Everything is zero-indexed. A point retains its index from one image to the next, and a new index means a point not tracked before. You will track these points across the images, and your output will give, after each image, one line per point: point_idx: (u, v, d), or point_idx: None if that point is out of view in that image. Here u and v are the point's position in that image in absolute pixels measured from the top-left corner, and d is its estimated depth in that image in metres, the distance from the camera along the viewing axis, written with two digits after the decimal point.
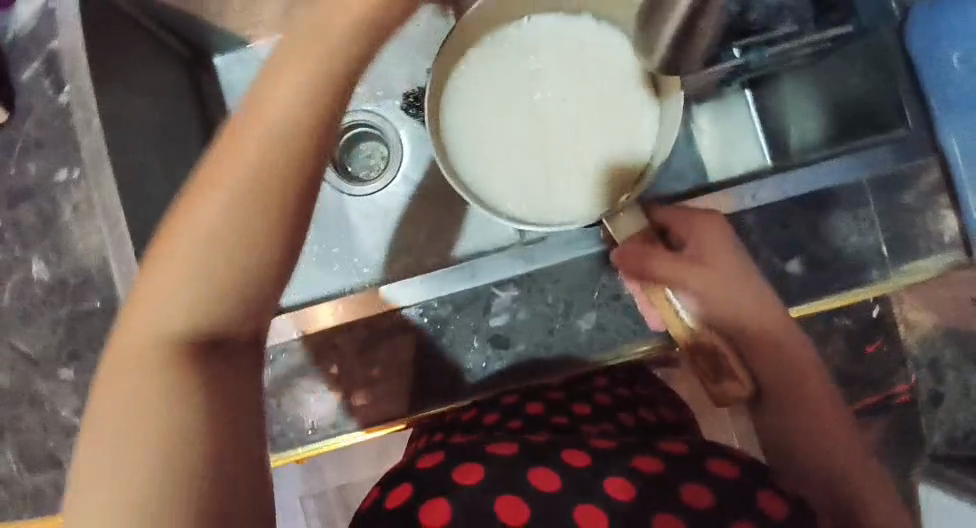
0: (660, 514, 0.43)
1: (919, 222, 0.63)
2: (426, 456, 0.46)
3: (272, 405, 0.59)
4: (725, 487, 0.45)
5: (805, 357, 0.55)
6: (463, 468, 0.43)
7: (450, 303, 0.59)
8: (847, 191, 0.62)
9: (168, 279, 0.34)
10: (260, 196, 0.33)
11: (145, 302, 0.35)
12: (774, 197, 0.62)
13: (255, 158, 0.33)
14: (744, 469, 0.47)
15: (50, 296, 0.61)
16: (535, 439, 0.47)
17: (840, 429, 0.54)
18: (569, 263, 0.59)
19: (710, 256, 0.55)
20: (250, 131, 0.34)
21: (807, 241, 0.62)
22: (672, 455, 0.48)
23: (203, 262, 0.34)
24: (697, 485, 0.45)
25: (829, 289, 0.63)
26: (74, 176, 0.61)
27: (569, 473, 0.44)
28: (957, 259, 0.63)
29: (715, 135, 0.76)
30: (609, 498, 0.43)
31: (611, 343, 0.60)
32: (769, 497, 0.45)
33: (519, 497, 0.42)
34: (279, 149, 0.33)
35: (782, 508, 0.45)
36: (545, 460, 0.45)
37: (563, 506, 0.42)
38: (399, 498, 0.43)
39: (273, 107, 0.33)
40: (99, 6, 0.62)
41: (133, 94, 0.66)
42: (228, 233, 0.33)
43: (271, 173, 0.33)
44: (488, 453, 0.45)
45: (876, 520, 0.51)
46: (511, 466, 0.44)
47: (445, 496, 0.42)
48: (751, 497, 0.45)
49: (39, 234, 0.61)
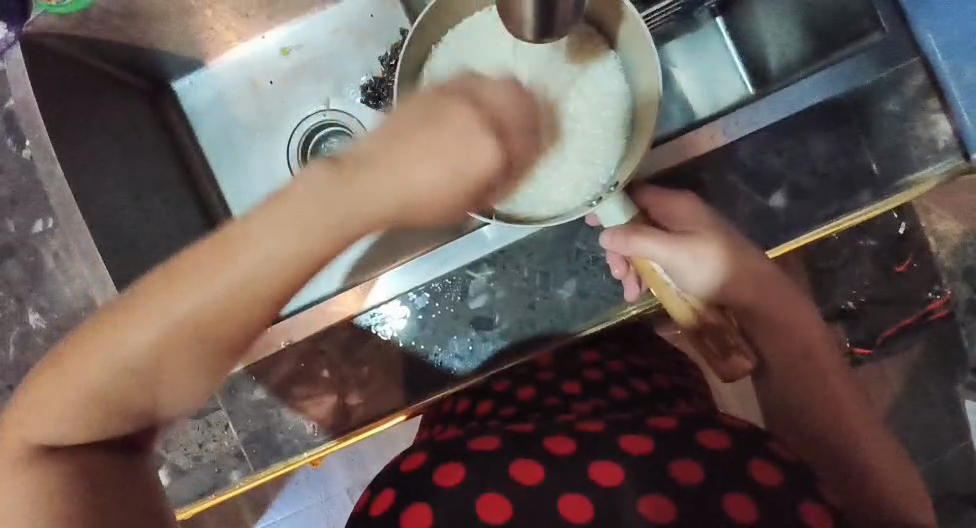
0: (648, 496, 0.41)
1: (908, 131, 0.59)
2: (409, 456, 0.46)
3: (273, 415, 0.61)
4: (716, 462, 0.43)
5: (795, 308, 0.53)
6: (443, 469, 0.43)
7: (427, 292, 0.58)
8: (824, 111, 0.59)
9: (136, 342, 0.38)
10: (239, 307, 0.37)
11: (112, 339, 0.38)
12: (748, 128, 0.59)
13: (244, 276, 0.36)
14: (732, 439, 0.45)
15: (50, 344, 0.63)
16: (518, 428, 0.46)
17: (834, 373, 0.51)
18: (539, 235, 0.58)
19: (691, 228, 0.52)
20: (261, 250, 0.36)
21: (787, 171, 0.60)
22: (660, 429, 0.45)
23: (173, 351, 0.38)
24: (685, 460, 0.43)
25: (820, 219, 0.60)
26: (50, 226, 0.63)
27: (553, 460, 0.42)
28: (957, 164, 0.59)
29: (693, 73, 0.76)
30: (593, 482, 0.42)
31: (595, 308, 0.59)
32: (761, 466, 0.43)
33: (498, 490, 0.41)
34: (277, 274, 0.37)
35: (775, 475, 0.42)
36: (528, 449, 0.43)
37: (547, 497, 0.41)
38: (385, 502, 0.43)
39: (307, 219, 0.36)
40: (40, 56, 0.65)
41: (93, 135, 0.68)
42: (179, 338, 0.37)
43: (270, 281, 0.37)
44: (469, 450, 0.44)
45: (882, 468, 0.48)
46: (489, 462, 0.42)
47: (427, 501, 0.41)
48: (740, 467, 0.43)
49: (28, 287, 0.63)
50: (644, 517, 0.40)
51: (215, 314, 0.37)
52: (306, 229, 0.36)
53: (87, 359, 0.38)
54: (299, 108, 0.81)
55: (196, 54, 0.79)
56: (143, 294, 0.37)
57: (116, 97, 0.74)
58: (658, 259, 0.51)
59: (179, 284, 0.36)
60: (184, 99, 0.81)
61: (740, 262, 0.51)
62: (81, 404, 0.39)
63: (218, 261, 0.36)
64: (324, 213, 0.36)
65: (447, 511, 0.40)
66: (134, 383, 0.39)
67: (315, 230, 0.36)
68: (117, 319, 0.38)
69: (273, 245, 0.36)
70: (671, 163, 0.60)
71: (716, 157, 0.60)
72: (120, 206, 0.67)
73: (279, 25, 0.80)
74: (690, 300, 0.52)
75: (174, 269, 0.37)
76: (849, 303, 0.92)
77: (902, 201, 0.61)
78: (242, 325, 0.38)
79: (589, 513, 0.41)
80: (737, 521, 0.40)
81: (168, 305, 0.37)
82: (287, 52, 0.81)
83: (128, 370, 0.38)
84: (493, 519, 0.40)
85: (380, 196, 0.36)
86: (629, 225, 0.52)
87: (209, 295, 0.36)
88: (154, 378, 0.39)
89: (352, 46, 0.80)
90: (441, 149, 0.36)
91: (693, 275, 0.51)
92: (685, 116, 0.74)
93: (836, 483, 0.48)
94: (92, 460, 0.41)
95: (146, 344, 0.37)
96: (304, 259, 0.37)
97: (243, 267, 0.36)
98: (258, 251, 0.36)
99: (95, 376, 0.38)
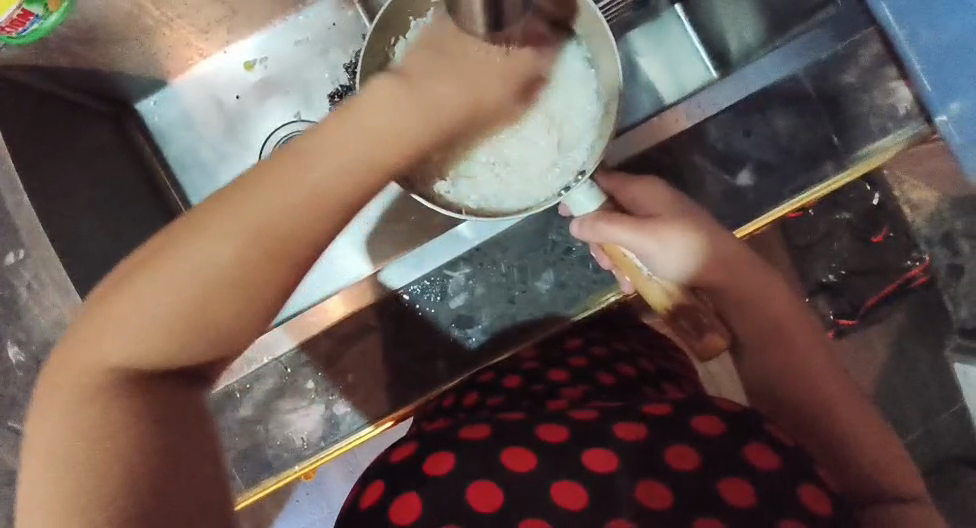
0: (644, 482, 0.42)
1: (866, 100, 0.60)
2: (399, 449, 0.46)
3: (261, 431, 0.61)
4: (710, 445, 0.43)
5: (772, 283, 0.53)
6: (434, 458, 0.43)
7: (407, 294, 0.59)
8: (782, 86, 0.60)
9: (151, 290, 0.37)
10: (328, 211, 0.39)
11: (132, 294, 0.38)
12: (710, 109, 0.60)
13: (336, 170, 0.39)
14: (729, 424, 0.45)
15: (31, 378, 0.62)
16: (510, 416, 0.46)
17: (813, 348, 0.52)
18: (518, 225, 0.58)
19: (659, 214, 0.53)
20: (293, 188, 0.38)
21: (750, 149, 0.61)
22: (656, 415, 0.45)
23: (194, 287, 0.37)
24: (680, 447, 0.43)
25: (786, 194, 0.61)
26: (20, 257, 0.61)
27: (546, 448, 0.43)
28: (916, 130, 0.60)
29: (657, 59, 0.76)
30: (589, 470, 0.42)
31: (576, 298, 0.59)
32: (757, 449, 0.43)
33: (494, 483, 0.41)
34: (380, 156, 0.40)
35: (771, 459, 0.43)
36: (520, 439, 0.43)
37: (539, 488, 0.41)
38: (374, 495, 0.43)
39: (350, 148, 0.39)
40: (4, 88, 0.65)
41: (59, 163, 0.67)
42: (200, 282, 0.37)
43: (310, 211, 0.38)
44: (460, 439, 0.44)
45: (856, 437, 0.49)
46: (485, 453, 0.43)
47: (416, 490, 0.41)
48: (738, 452, 0.43)
49: (5, 321, 0.62)
50: (642, 503, 0.41)
51: (310, 213, 0.38)
52: (405, 122, 0.41)
53: (188, 256, 0.38)
54: (267, 121, 0.81)
55: (161, 76, 0.79)
56: (226, 196, 0.38)
57: (86, 124, 0.73)
58: (628, 246, 0.51)
59: (291, 171, 0.38)
60: (152, 120, 0.81)
61: (707, 241, 0.52)
62: (152, 321, 0.37)
63: (301, 160, 0.38)
64: (407, 109, 0.41)
65: (439, 498, 0.41)
66: (221, 295, 0.38)
67: (406, 122, 0.40)
68: (207, 219, 0.38)
69: (366, 131, 0.39)
70: (635, 150, 0.61)
71: (681, 140, 0.61)
72: (94, 232, 0.66)
73: (239, 39, 0.80)
74: (662, 283, 0.53)
75: (265, 167, 0.39)
76: (829, 275, 0.93)
77: (866, 170, 0.62)
78: (311, 241, 0.39)
79: (584, 504, 0.41)
80: (733, 506, 0.40)
81: (262, 202, 0.38)
82: (250, 66, 0.81)
83: (212, 278, 0.37)
84: (485, 508, 0.40)
85: (438, 100, 0.42)
86: (596, 212, 0.52)
87: (309, 187, 0.38)
88: (231, 286, 0.38)
89: (317, 54, 0.81)
90: (466, 73, 0.44)
91: (663, 258, 0.52)
92: (652, 102, 0.75)
93: (815, 452, 0.50)
94: (162, 390, 0.38)
95: (239, 245, 0.37)
96: (398, 139, 0.40)
97: (325, 168, 0.38)
98: (348, 136, 0.39)
99: (186, 274, 0.37)
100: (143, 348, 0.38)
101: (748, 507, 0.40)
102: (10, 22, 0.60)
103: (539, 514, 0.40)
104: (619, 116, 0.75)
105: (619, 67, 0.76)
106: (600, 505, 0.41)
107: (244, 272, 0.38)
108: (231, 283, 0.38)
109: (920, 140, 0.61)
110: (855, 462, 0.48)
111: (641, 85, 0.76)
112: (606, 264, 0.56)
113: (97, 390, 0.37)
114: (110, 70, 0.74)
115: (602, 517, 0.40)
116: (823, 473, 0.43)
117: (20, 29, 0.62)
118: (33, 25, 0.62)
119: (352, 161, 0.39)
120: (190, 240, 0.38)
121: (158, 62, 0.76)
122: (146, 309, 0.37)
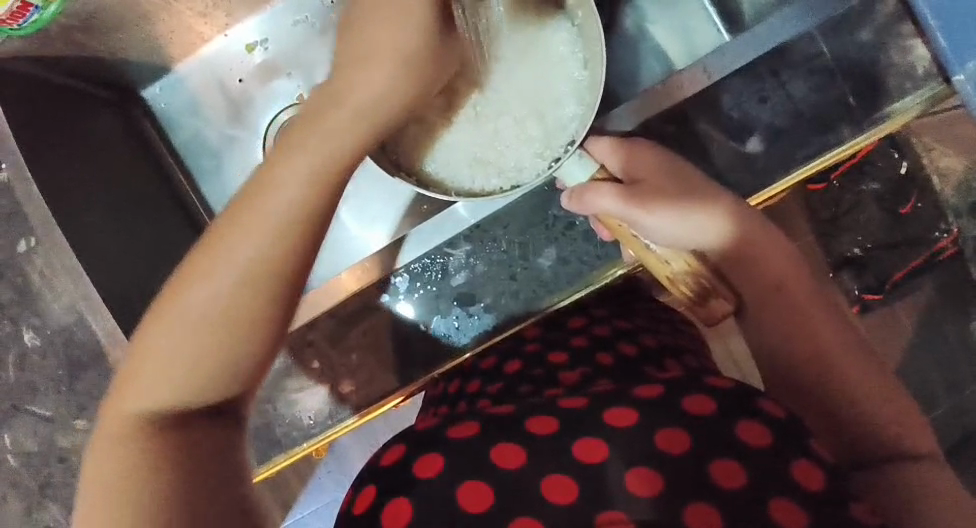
0: (638, 469, 0.41)
1: (882, 59, 0.57)
2: (391, 448, 0.46)
3: (270, 409, 0.62)
4: (704, 428, 0.42)
5: (780, 256, 0.51)
6: (420, 461, 0.43)
7: (406, 272, 0.59)
8: (797, 46, 0.57)
9: (216, 259, 0.40)
10: (327, 187, 0.41)
11: (206, 263, 0.40)
12: (720, 74, 0.58)
13: (299, 185, 0.41)
14: (723, 405, 0.43)
15: (47, 361, 0.62)
16: (499, 411, 0.46)
17: (820, 321, 0.49)
18: (512, 205, 0.58)
19: (652, 183, 0.52)
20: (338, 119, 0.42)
21: (760, 114, 0.58)
22: (648, 400, 0.44)
23: (265, 246, 0.40)
24: (672, 430, 0.42)
25: (799, 160, 0.59)
26: (32, 244, 0.62)
27: (535, 442, 0.42)
28: (937, 89, 0.57)
29: (670, 26, 0.74)
30: (579, 461, 0.41)
31: (579, 273, 0.58)
32: (751, 428, 0.42)
33: (480, 480, 0.41)
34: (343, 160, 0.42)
35: (765, 438, 0.42)
36: (508, 436, 0.43)
37: (525, 481, 0.41)
38: (365, 502, 0.43)
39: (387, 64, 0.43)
40: (18, 79, 0.66)
41: (67, 152, 0.67)
42: (269, 245, 0.40)
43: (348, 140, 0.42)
44: (449, 439, 0.44)
45: (871, 412, 0.46)
46: (469, 449, 0.43)
47: (404, 497, 0.41)
48: (730, 432, 0.42)
49: (19, 307, 0.63)
50: (639, 494, 0.40)
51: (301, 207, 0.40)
52: (334, 149, 0.41)
53: (211, 275, 0.39)
54: (269, 104, 0.81)
55: (164, 61, 0.79)
56: (226, 225, 0.40)
57: (96, 113, 0.75)
58: (621, 216, 0.51)
59: (268, 183, 0.41)
60: (156, 106, 0.81)
61: (699, 208, 0.51)
62: (192, 331, 0.39)
63: (270, 170, 0.41)
64: (341, 128, 0.42)
65: (426, 505, 0.41)
66: (246, 315, 0.39)
67: (330, 132, 0.41)
68: (209, 250, 0.40)
69: (319, 136, 0.41)
70: (641, 118, 0.59)
71: (687, 106, 0.58)
72: (103, 219, 0.67)
73: (239, 21, 0.80)
74: (660, 252, 0.52)
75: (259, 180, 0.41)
76: (855, 249, 0.91)
77: (888, 132, 0.59)
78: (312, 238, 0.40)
79: (575, 494, 0.40)
80: (724, 488, 0.39)
81: (264, 208, 0.40)
82: (251, 48, 0.81)
83: (236, 293, 0.39)
84: (475, 509, 0.40)
85: (402, 42, 0.42)
86: (589, 181, 0.52)
87: (306, 179, 0.41)
88: (255, 289, 0.39)
89: (319, 33, 0.80)
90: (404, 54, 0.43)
91: (659, 227, 0.51)
92: (665, 73, 0.73)
93: (825, 430, 0.48)
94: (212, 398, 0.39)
95: (239, 274, 0.39)
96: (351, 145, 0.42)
97: (285, 188, 0.40)
98: (307, 138, 0.41)
99: (212, 295, 0.39)
100: (166, 380, 0.39)
101: (740, 489, 0.39)
102: (10, 14, 0.62)
103: (531, 514, 0.39)
104: (630, 87, 0.74)
105: (628, 37, 0.74)
106: (593, 496, 0.40)
107: (263, 274, 0.39)
108: (251, 296, 0.39)
109: (941, 99, 0.58)
110: (870, 434, 0.46)
111: (652, 51, 0.74)
112: (605, 234, 0.55)
113: (159, 426, 0.39)
114: (114, 57, 0.74)
115: (594, 509, 0.39)
116: (819, 448, 0.42)
117: (20, 21, 0.63)
118: (33, 16, 0.64)
119: (330, 149, 0.41)
120: (212, 264, 0.39)
121: (159, 46, 0.77)
122: (173, 348, 0.39)
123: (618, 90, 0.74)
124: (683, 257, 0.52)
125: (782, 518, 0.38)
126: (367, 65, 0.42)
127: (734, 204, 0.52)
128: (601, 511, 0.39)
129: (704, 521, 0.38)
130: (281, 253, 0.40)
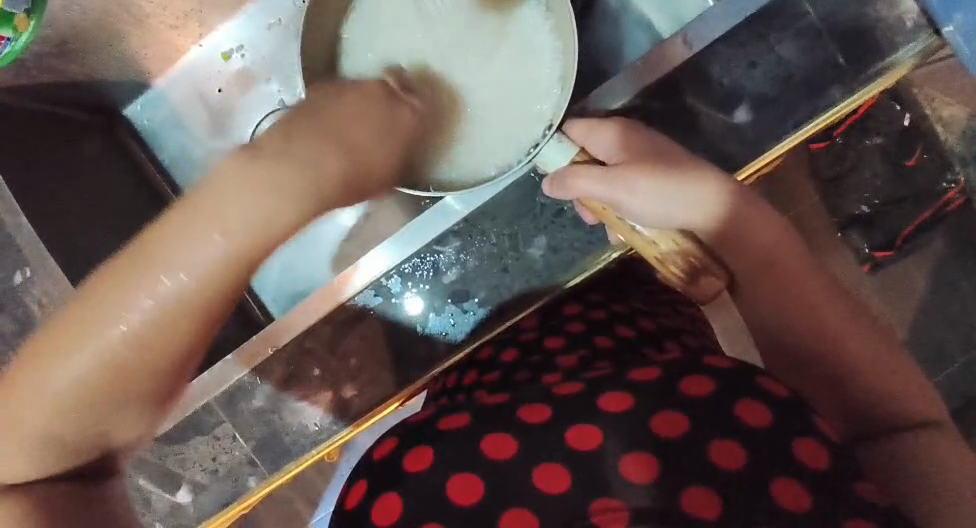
0: (633, 454, 0.40)
1: (871, 15, 0.55)
2: (383, 444, 0.47)
3: (276, 419, 0.63)
4: (699, 409, 0.41)
5: (779, 228, 0.50)
6: (411, 455, 0.43)
7: (395, 275, 0.58)
8: (783, 9, 0.55)
9: (151, 271, 0.37)
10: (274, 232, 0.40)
11: (142, 267, 0.37)
12: (701, 44, 0.55)
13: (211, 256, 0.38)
14: (721, 383, 0.43)
15: None
16: (493, 400, 0.46)
17: (820, 292, 0.48)
18: (501, 194, 0.56)
19: (637, 157, 0.51)
20: (283, 175, 0.39)
21: (746, 83, 0.57)
22: (645, 383, 0.43)
23: (184, 279, 0.37)
24: (669, 414, 0.41)
25: (789, 126, 0.58)
26: (28, 275, 0.61)
27: (529, 430, 0.42)
28: (930, 42, 0.55)
29: None
30: (571, 448, 0.41)
31: (571, 260, 0.59)
32: (750, 408, 0.41)
33: (476, 476, 0.41)
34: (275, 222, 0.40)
35: (763, 417, 0.41)
36: (501, 424, 0.43)
37: (520, 469, 0.41)
38: (358, 495, 0.44)
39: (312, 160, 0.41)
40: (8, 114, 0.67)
41: (49, 175, 0.67)
42: (193, 283, 0.37)
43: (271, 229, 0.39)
44: (440, 432, 0.44)
45: (876, 381, 0.45)
46: (462, 440, 0.43)
47: (394, 489, 0.42)
48: (727, 411, 0.41)
49: (20, 338, 0.62)
50: (634, 480, 0.39)
51: (155, 324, 0.37)
52: (297, 180, 0.40)
53: (80, 343, 0.37)
54: (251, 111, 0.80)
55: (144, 78, 0.79)
56: (164, 231, 0.38)
57: (82, 138, 0.75)
58: (601, 198, 0.51)
59: (220, 201, 0.38)
60: (139, 123, 0.81)
61: (686, 182, 0.50)
62: (106, 363, 0.37)
63: (152, 267, 0.37)
64: (262, 199, 0.39)
65: (416, 497, 0.41)
66: (151, 351, 0.37)
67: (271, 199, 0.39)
68: (150, 251, 0.37)
69: (210, 236, 0.38)
70: (626, 96, 0.57)
71: (670, 82, 0.56)
72: (97, 242, 0.67)
73: (213, 29, 0.79)
74: (647, 233, 0.52)
75: (181, 210, 0.39)
76: (862, 207, 0.89)
77: (882, 89, 0.57)
78: (188, 348, 0.39)
79: (567, 483, 0.39)
80: (723, 471, 0.39)
81: (129, 297, 0.37)
82: (227, 56, 0.80)
83: (146, 329, 0.37)
84: (466, 499, 0.40)
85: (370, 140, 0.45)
86: (569, 165, 0.52)
87: (238, 232, 0.38)
88: (140, 362, 0.37)
89: (293, 34, 0.79)
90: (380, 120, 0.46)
91: (643, 208, 0.50)
92: (649, 46, 0.71)
93: (827, 402, 0.47)
94: (95, 437, 0.39)
95: (164, 300, 0.37)
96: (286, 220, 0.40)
97: (201, 250, 0.38)
98: (206, 245, 0.38)
99: (86, 363, 0.37)
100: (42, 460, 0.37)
101: (737, 471, 0.39)
102: None
103: (524, 505, 0.39)
104: (615, 64, 0.72)
105: (611, 13, 0.72)
106: (588, 484, 0.39)
107: (147, 342, 0.37)
108: (162, 335, 0.37)
109: (933, 53, 0.56)
110: (877, 403, 0.45)
111: (637, 25, 0.72)
112: (590, 220, 0.55)
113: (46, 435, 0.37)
114: (93, 79, 0.74)
115: (589, 497, 0.39)
116: (824, 426, 0.41)
117: None
118: (6, 48, 0.62)
119: (232, 235, 0.38)
120: (143, 272, 0.37)
121: (135, 63, 0.76)
122: (71, 362, 0.36)
123: (603, 67, 0.72)
124: (670, 236, 0.51)
125: (782, 498, 0.37)
126: (256, 173, 0.39)
127: (726, 179, 0.51)
128: (597, 498, 0.38)
129: (701, 504, 0.37)
130: (208, 284, 0.38)
